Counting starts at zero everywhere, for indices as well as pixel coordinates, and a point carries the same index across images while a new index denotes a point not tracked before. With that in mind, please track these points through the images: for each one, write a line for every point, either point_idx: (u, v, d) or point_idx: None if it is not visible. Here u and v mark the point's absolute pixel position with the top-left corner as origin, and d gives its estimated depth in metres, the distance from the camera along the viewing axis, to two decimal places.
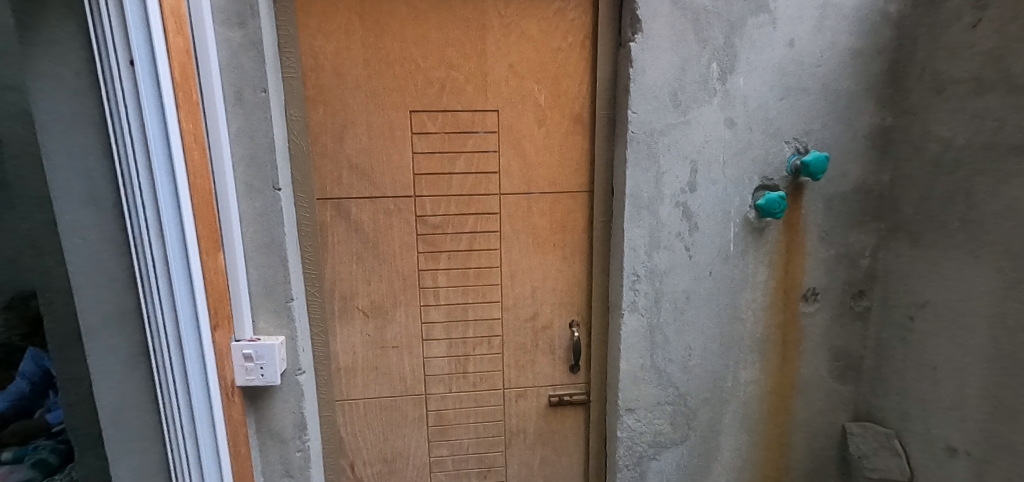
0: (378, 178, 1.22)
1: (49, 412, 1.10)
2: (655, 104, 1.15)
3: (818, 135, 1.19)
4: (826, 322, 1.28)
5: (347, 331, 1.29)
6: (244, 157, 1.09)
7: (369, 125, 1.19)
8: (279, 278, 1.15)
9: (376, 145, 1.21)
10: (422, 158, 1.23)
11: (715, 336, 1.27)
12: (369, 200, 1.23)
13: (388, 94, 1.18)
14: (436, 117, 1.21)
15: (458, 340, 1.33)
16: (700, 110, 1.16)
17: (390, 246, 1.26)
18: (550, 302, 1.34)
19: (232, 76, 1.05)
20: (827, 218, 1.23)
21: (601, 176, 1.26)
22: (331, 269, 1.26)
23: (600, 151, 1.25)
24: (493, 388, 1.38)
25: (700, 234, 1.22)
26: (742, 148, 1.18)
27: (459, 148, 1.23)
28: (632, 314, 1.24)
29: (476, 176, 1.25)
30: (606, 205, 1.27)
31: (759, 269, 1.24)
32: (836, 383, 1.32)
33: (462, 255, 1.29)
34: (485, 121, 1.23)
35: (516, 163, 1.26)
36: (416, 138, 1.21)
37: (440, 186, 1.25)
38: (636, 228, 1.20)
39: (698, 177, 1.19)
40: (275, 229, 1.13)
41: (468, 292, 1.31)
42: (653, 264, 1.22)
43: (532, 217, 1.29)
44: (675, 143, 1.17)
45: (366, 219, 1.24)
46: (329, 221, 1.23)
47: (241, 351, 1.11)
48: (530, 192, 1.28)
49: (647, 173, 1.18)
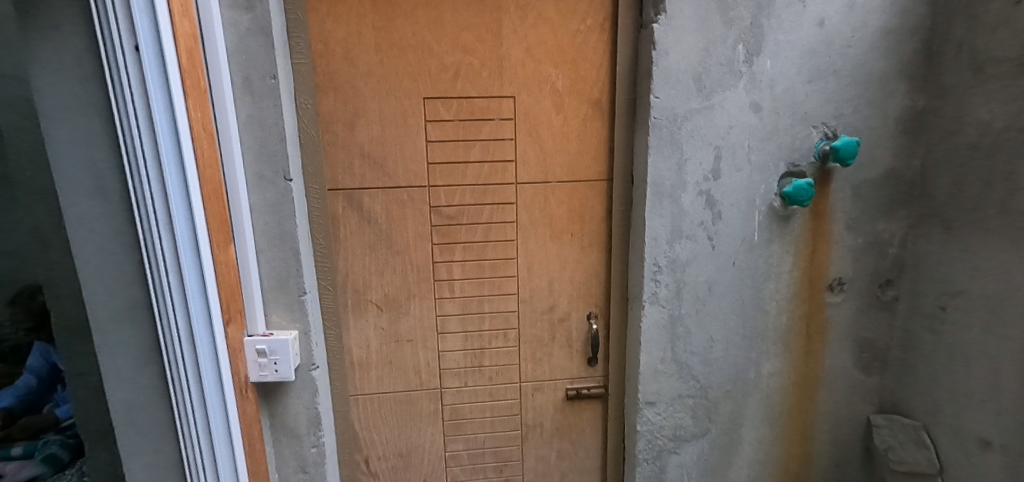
0: (391, 168, 1.19)
1: (58, 407, 1.04)
2: (678, 88, 1.10)
3: (848, 120, 1.14)
4: (853, 312, 1.25)
5: (360, 325, 1.27)
6: (253, 147, 1.05)
7: (381, 112, 1.15)
8: (291, 271, 1.12)
9: (389, 134, 1.17)
10: (436, 147, 1.19)
11: (738, 328, 1.24)
12: (382, 190, 1.20)
13: (401, 80, 1.14)
14: (451, 104, 1.17)
15: (474, 334, 1.31)
16: (725, 95, 1.12)
17: (404, 237, 1.23)
18: (567, 294, 1.31)
19: (241, 63, 1.01)
20: (855, 206, 1.19)
21: (620, 164, 1.22)
22: (344, 261, 1.23)
23: (620, 137, 1.21)
24: (509, 382, 1.35)
25: (723, 223, 1.18)
26: (768, 134, 1.14)
27: (475, 136, 1.19)
28: (653, 306, 1.21)
29: (491, 165, 1.21)
30: (626, 193, 1.23)
31: (784, 259, 1.21)
32: (861, 374, 1.28)
33: (477, 247, 1.25)
34: (501, 107, 1.19)
35: (533, 151, 1.22)
36: (430, 126, 1.17)
37: (455, 176, 1.21)
38: (658, 217, 1.16)
39: (722, 164, 1.15)
40: (286, 222, 1.09)
41: (483, 285, 1.28)
42: (675, 254, 1.19)
43: (550, 207, 1.25)
44: (698, 129, 1.13)
45: (379, 210, 1.21)
46: (341, 212, 1.20)
47: (255, 347, 1.08)
48: (548, 181, 1.24)
49: (669, 160, 1.14)
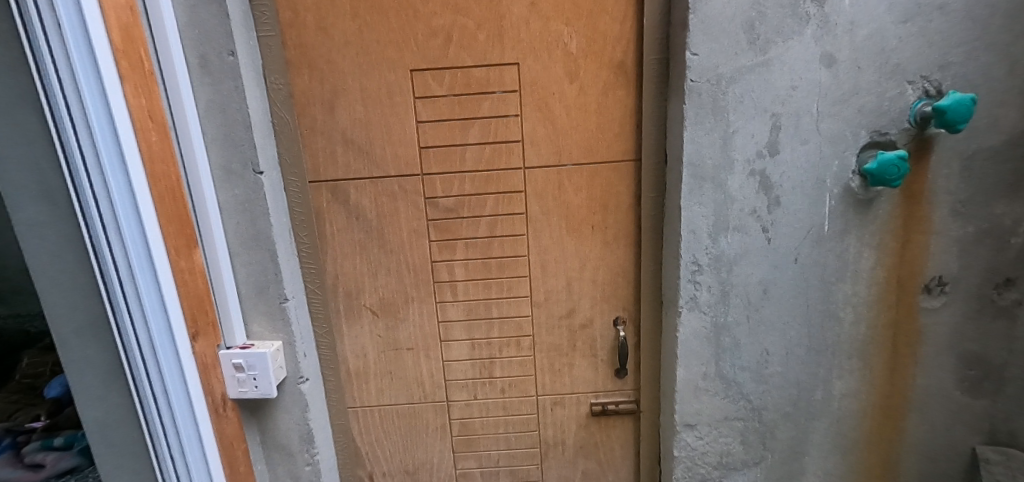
0: (379, 155, 1.03)
1: None
2: (723, 41, 0.86)
3: (959, 70, 0.86)
4: (956, 320, 0.98)
5: (355, 332, 1.14)
6: (217, 136, 0.92)
7: (363, 89, 0.99)
8: (270, 276, 0.99)
9: (374, 116, 1.01)
10: (429, 129, 1.02)
11: (802, 340, 1.01)
12: (369, 182, 1.05)
13: (383, 51, 0.97)
14: (443, 77, 0.99)
15: (482, 341, 1.15)
16: (786, 47, 0.87)
17: (398, 234, 1.07)
18: (589, 296, 1.12)
19: (195, 38, 0.87)
20: (964, 184, 0.91)
21: (650, 140, 1.00)
22: (333, 262, 1.09)
23: (650, 107, 0.98)
24: (524, 395, 1.18)
25: (783, 211, 0.94)
26: (844, 95, 0.88)
27: (473, 113, 1.01)
28: (692, 312, 1.00)
29: (494, 147, 1.03)
30: (659, 176, 1.02)
31: (864, 254, 0.95)
32: (967, 398, 1.01)
33: (482, 243, 1.08)
34: (503, 77, 0.99)
35: (544, 129, 1.02)
36: (420, 103, 1.00)
37: (452, 163, 1.04)
38: (698, 206, 0.94)
39: (781, 135, 0.91)
40: (260, 220, 0.96)
41: (490, 286, 1.11)
42: (719, 250, 0.97)
43: (566, 195, 1.06)
44: (750, 93, 0.89)
45: (368, 203, 1.06)
46: (325, 207, 1.06)
47: (231, 361, 0.98)
48: (562, 164, 1.04)
49: (712, 135, 0.91)
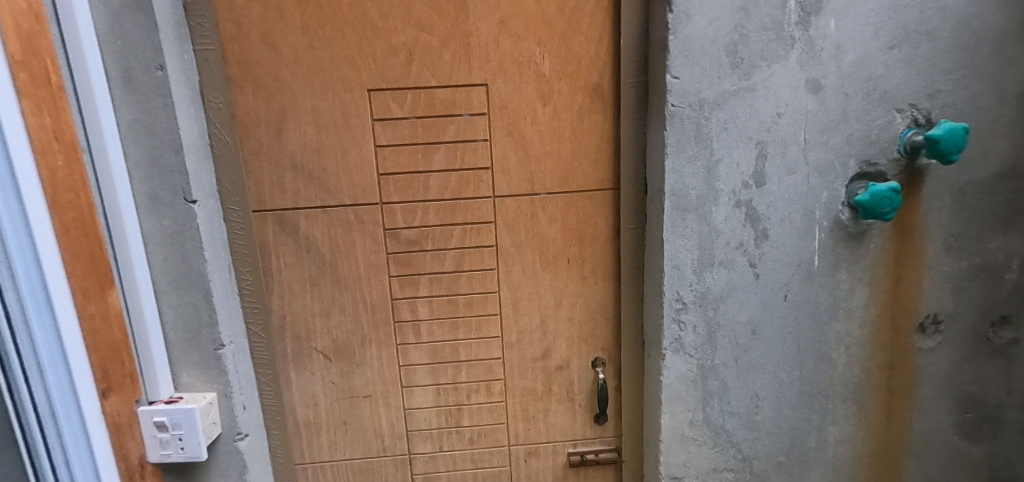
0: (332, 183, 0.93)
1: None
2: (705, 64, 0.81)
3: (947, 99, 0.82)
4: (952, 360, 0.92)
5: (305, 379, 1.01)
6: (143, 160, 0.81)
7: (315, 110, 0.90)
8: (202, 319, 0.87)
9: (328, 139, 0.91)
10: (390, 154, 0.92)
11: (793, 383, 0.93)
12: (322, 211, 0.94)
13: (338, 68, 0.88)
14: (405, 98, 0.90)
15: (448, 387, 1.04)
16: (770, 72, 0.81)
17: (354, 269, 0.97)
18: (565, 336, 1.03)
19: (117, 50, 0.77)
20: (956, 217, 0.86)
21: (629, 168, 0.93)
22: (280, 300, 0.97)
23: (629, 133, 0.92)
24: (495, 446, 1.07)
25: (771, 245, 0.88)
26: (831, 122, 0.83)
27: (438, 138, 0.92)
28: (676, 355, 0.92)
29: (461, 174, 0.94)
30: (639, 206, 0.95)
31: (856, 290, 0.89)
32: (966, 443, 0.95)
33: (448, 279, 0.98)
34: (470, 99, 0.91)
35: (515, 155, 0.94)
36: (379, 126, 0.91)
37: (415, 191, 0.94)
38: (681, 239, 0.87)
39: (767, 165, 0.85)
40: (191, 256, 0.84)
41: (457, 326, 1.01)
42: (704, 287, 0.89)
43: (539, 226, 0.97)
44: (733, 120, 0.83)
45: (320, 235, 0.95)
46: (271, 240, 0.95)
47: (152, 419, 0.84)
48: (534, 193, 0.96)
49: (694, 163, 0.84)
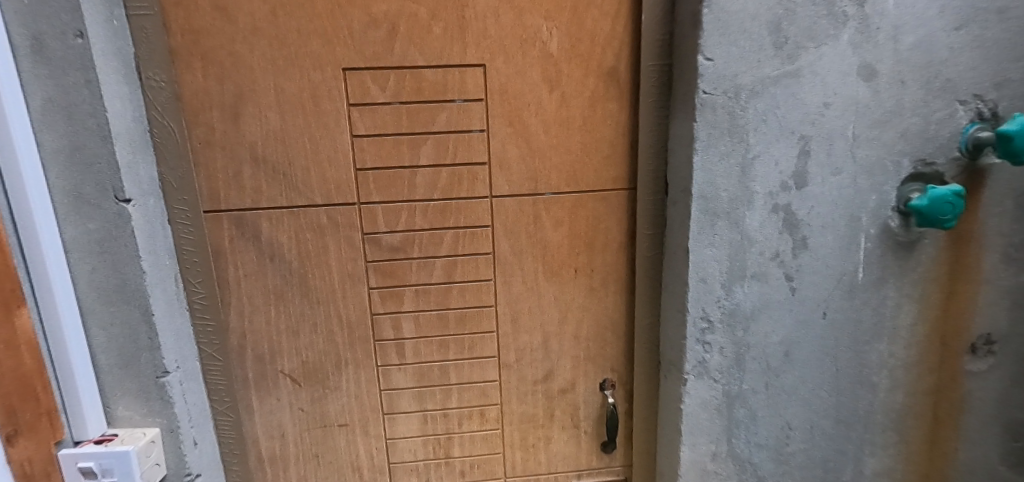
0: (300, 179, 0.78)
1: None
2: (743, 44, 0.68)
3: (1016, 89, 0.71)
4: (1004, 384, 0.82)
5: (269, 407, 0.87)
6: (60, 149, 0.65)
7: (279, 92, 0.75)
8: (140, 342, 0.72)
9: (295, 128, 0.77)
10: (369, 146, 0.78)
11: (829, 411, 0.83)
12: (288, 212, 0.80)
13: (307, 42, 0.74)
14: (387, 79, 0.76)
15: (436, 414, 0.90)
16: (818, 55, 0.70)
17: (326, 280, 0.83)
18: (571, 355, 0.90)
19: (23, 11, 0.61)
20: (1018, 225, 0.76)
21: (648, 165, 0.81)
22: (238, 317, 0.83)
23: (649, 124, 0.79)
24: (490, 478, 0.95)
25: (810, 255, 0.76)
26: (885, 115, 0.72)
27: (426, 128, 0.79)
28: (699, 380, 0.80)
29: (453, 170, 0.81)
30: (659, 208, 0.82)
31: (903, 307, 0.79)
32: (1013, 474, 0.86)
33: (437, 291, 0.85)
34: (464, 82, 0.78)
35: (516, 149, 0.81)
36: (357, 112, 0.77)
37: (398, 189, 0.81)
38: (709, 249, 0.75)
39: (810, 163, 0.73)
40: (125, 267, 0.70)
41: (448, 345, 0.88)
42: (733, 303, 0.78)
43: (543, 231, 0.84)
44: (774, 111, 0.71)
45: (286, 240, 0.81)
46: (227, 246, 0.80)
47: (76, 465, 0.70)
48: (538, 192, 0.83)
49: (727, 161, 0.72)
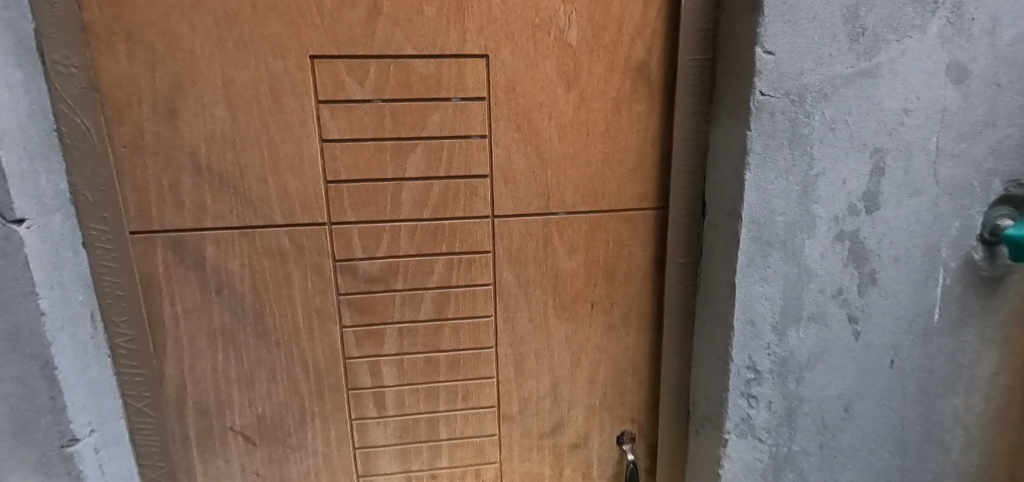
0: (255, 193, 0.63)
1: None
2: (811, 34, 0.55)
3: None
4: None
5: (216, 472, 0.70)
6: None
7: (228, 84, 0.59)
8: (37, 407, 0.54)
9: (249, 129, 0.61)
10: (343, 153, 0.63)
11: (892, 475, 0.70)
12: (239, 233, 0.64)
13: (265, 21, 0.58)
14: (367, 71, 0.61)
15: (423, 475, 0.75)
16: (900, 51, 0.57)
17: (289, 318, 0.67)
18: (584, 403, 0.76)
19: None
20: None
21: (681, 179, 0.67)
22: (177, 363, 0.66)
23: (685, 130, 0.65)
24: None
25: (879, 293, 0.63)
26: (974, 126, 0.59)
27: (415, 132, 0.64)
28: (742, 441, 0.66)
29: (448, 184, 0.66)
30: (693, 232, 0.69)
31: (983, 354, 0.67)
32: None
33: (425, 330, 0.70)
34: (462, 76, 0.63)
35: (524, 159, 0.66)
36: (328, 111, 0.62)
37: (379, 207, 0.66)
38: (759, 285, 0.62)
39: (885, 182, 0.60)
40: (13, 310, 0.51)
41: (438, 393, 0.73)
42: (786, 350, 0.64)
43: (554, 258, 0.70)
44: (844, 118, 0.57)
45: (237, 269, 0.65)
46: (161, 275, 0.63)
47: None
48: (549, 211, 0.68)
49: (786, 178, 0.58)
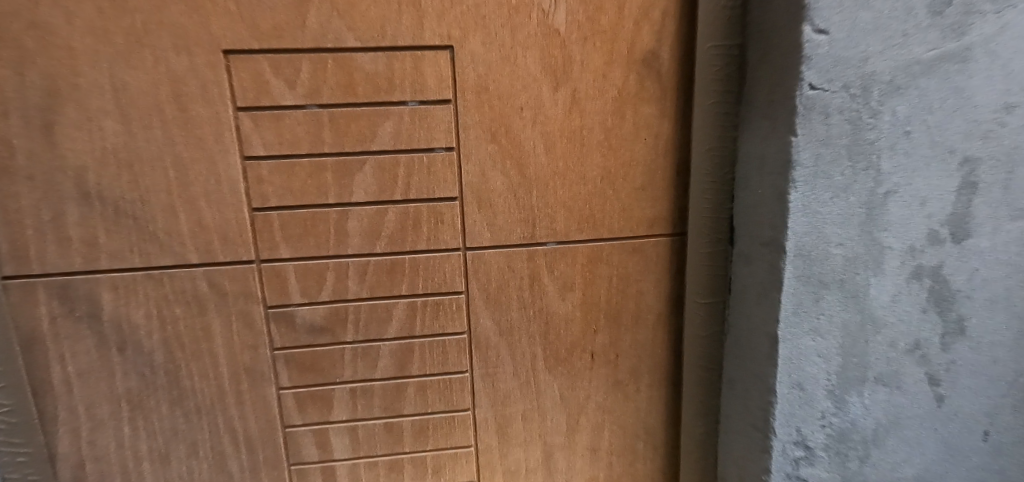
0: (161, 226, 0.50)
1: None
2: (879, 4, 0.40)
3: None
4: None
5: None
6: None
7: (119, 89, 0.46)
8: None
9: (149, 145, 0.48)
10: (271, 173, 0.50)
11: None
12: (144, 276, 0.51)
13: (163, 7, 0.45)
14: (297, 69, 0.48)
15: None
16: (994, 27, 0.42)
17: (212, 379, 0.54)
18: (585, 476, 0.62)
19: None
20: None
21: (703, 200, 0.52)
22: (73, 438, 0.53)
23: (707, 137, 0.50)
24: None
25: (967, 345, 0.48)
26: None
27: (362, 146, 0.50)
28: None
29: (406, 210, 0.52)
30: (721, 266, 0.53)
31: None
32: None
33: (383, 390, 0.57)
34: (419, 74, 0.49)
35: (503, 177, 0.52)
36: (251, 122, 0.49)
37: (320, 240, 0.52)
38: (810, 341, 0.45)
39: (976, 201, 0.45)
40: None
41: (403, 467, 0.59)
42: (846, 423, 0.48)
43: (543, 300, 0.56)
44: (924, 116, 0.42)
45: (144, 320, 0.52)
46: (47, 331, 0.50)
47: None
48: (536, 242, 0.55)
49: (847, 198, 0.43)
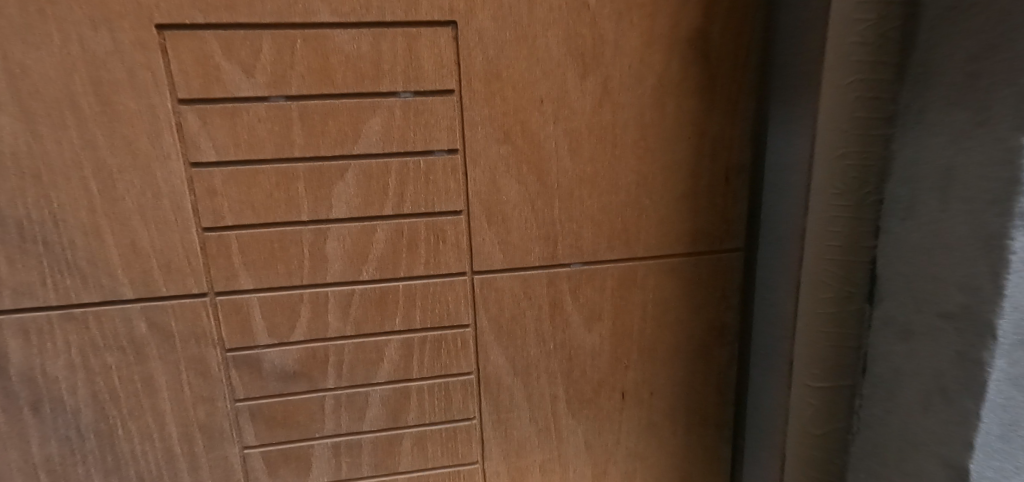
0: (84, 253, 0.39)
1: None
2: None
3: None
4: None
5: None
6: None
7: (15, 74, 0.35)
8: None
9: (61, 149, 0.37)
10: (226, 184, 0.39)
11: None
12: (63, 316, 0.40)
13: None
14: (255, 50, 0.37)
15: None
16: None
17: (157, 440, 0.43)
18: None
19: None
20: None
21: (830, 228, 0.36)
22: None
23: (842, 136, 0.35)
24: None
25: None
26: None
27: (342, 148, 0.40)
28: None
29: (399, 227, 0.42)
30: (853, 323, 0.37)
31: None
32: None
33: (374, 445, 0.47)
34: (413, 57, 0.39)
35: (518, 185, 0.43)
36: (197, 118, 0.38)
37: (291, 266, 0.41)
38: None
39: None
40: None
41: None
42: None
43: (566, 332, 0.47)
44: None
45: (65, 372, 0.41)
46: None
47: None
48: (559, 263, 0.45)
49: None
